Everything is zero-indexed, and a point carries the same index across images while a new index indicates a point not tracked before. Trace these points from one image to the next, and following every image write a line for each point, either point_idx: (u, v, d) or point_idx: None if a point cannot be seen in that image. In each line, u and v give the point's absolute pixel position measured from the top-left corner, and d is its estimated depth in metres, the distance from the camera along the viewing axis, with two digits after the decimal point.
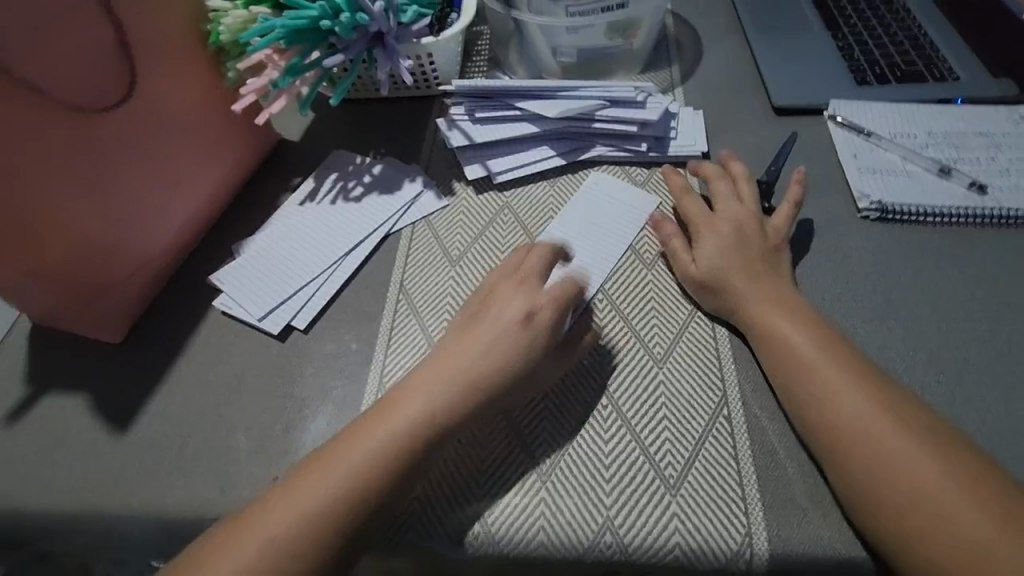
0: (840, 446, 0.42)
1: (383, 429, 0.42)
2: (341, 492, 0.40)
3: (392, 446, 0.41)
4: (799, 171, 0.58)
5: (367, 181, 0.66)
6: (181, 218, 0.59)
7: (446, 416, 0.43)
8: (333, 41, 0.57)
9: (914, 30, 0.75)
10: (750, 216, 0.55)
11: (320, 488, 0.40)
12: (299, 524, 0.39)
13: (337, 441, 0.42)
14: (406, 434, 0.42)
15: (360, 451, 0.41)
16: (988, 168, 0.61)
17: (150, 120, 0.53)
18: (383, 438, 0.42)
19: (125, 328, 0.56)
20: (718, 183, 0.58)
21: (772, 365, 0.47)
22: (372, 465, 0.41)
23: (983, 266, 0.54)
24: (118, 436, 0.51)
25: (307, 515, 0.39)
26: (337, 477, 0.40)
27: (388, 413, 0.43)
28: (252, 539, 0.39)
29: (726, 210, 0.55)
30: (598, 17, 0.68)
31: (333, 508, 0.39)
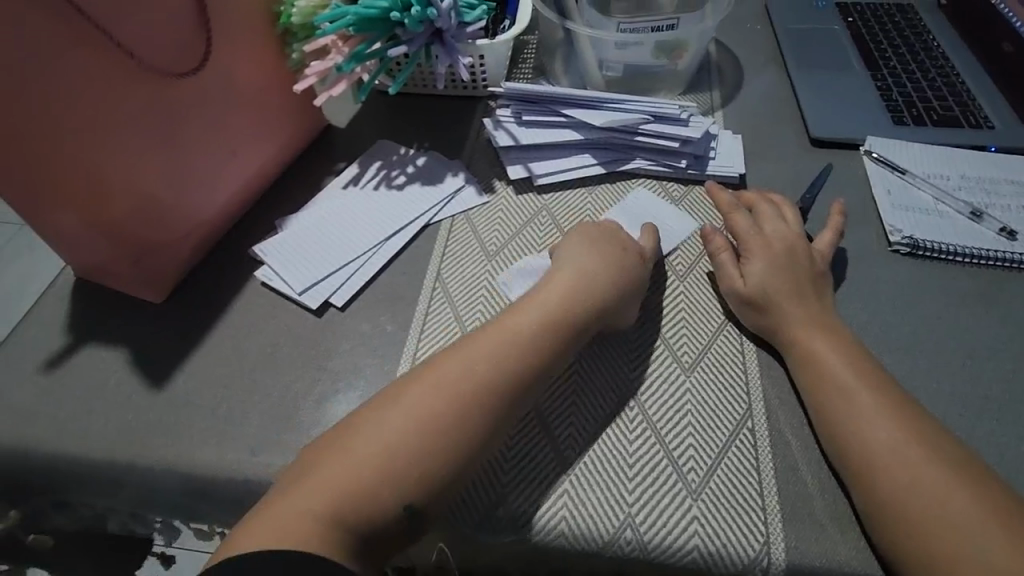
0: (867, 463, 0.43)
1: (456, 392, 0.44)
2: (411, 454, 0.41)
3: (463, 407, 0.44)
4: (839, 204, 0.60)
5: (411, 172, 0.68)
6: (233, 190, 0.61)
7: (509, 385, 0.45)
8: (399, 32, 0.59)
9: (952, 77, 0.77)
10: (795, 238, 0.56)
11: (389, 439, 0.42)
12: (371, 474, 0.40)
13: (403, 395, 0.44)
14: (470, 396, 0.44)
15: (431, 409, 0.43)
16: (1018, 216, 0.62)
17: (218, 92, 0.56)
18: (445, 400, 0.43)
19: (167, 290, 0.58)
20: (763, 205, 0.60)
21: (806, 382, 0.49)
22: (435, 425, 0.43)
23: (1010, 308, 0.56)
24: (152, 392, 0.52)
25: (378, 465, 0.41)
26: (410, 431, 0.42)
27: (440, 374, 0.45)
28: (307, 487, 0.40)
29: (773, 230, 0.57)
30: (647, 36, 0.70)
31: (406, 466, 0.41)
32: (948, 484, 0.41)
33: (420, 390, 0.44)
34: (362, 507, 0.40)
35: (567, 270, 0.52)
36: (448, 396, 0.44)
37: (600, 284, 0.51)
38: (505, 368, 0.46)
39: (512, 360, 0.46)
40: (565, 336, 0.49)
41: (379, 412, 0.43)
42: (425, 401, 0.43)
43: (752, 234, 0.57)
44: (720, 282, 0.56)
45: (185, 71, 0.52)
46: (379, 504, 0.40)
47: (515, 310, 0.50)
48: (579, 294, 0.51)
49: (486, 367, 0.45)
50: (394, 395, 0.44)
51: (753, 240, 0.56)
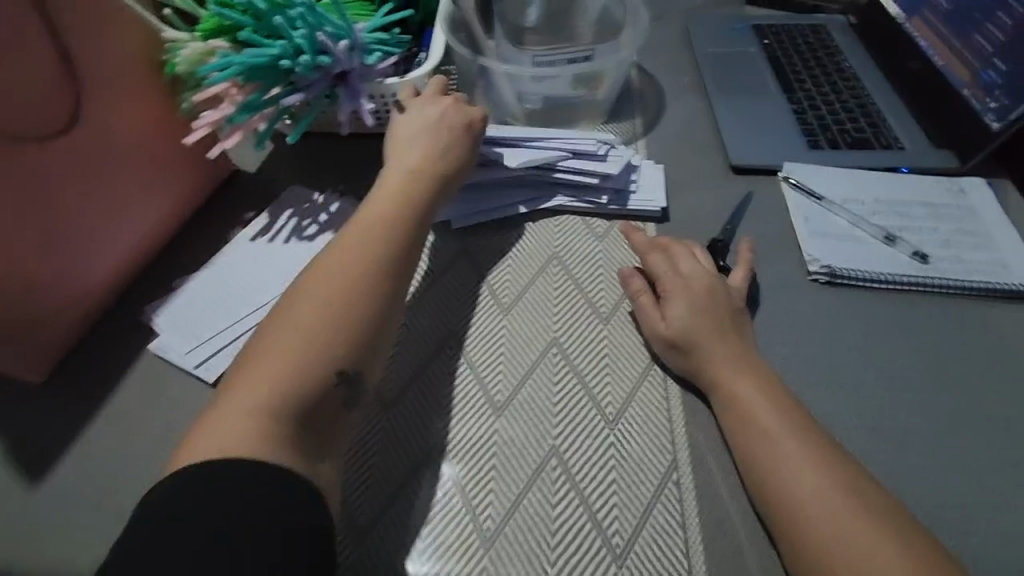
0: (789, 510, 0.42)
1: (275, 360, 0.41)
2: (321, 337, 0.42)
3: (296, 367, 0.41)
4: (749, 242, 0.61)
5: (324, 220, 0.64)
6: (124, 251, 0.57)
7: (363, 269, 0.46)
8: (294, 79, 0.56)
9: (864, 98, 0.78)
10: (712, 278, 0.56)
11: (241, 399, 0.39)
12: (286, 374, 0.41)
13: (256, 359, 0.42)
14: (300, 348, 0.42)
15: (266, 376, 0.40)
16: (931, 239, 0.63)
17: (96, 150, 0.52)
18: (317, 291, 0.44)
19: (47, 368, 0.53)
20: (677, 246, 0.58)
21: (730, 425, 0.48)
22: (325, 317, 0.43)
23: (925, 334, 0.56)
24: (33, 486, 0.48)
25: (288, 365, 0.41)
26: (287, 362, 0.41)
27: (316, 273, 0.46)
28: (246, 390, 0.40)
29: (690, 269, 0.56)
30: (564, 69, 0.69)
31: (314, 364, 0.41)
32: (869, 532, 0.40)
33: (267, 353, 0.42)
34: (294, 391, 0.40)
35: (408, 161, 0.55)
36: (328, 296, 0.44)
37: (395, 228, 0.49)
38: (350, 280, 0.45)
39: (322, 306, 0.44)
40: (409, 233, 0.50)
41: (245, 376, 0.41)
42: (307, 314, 0.43)
43: (672, 275, 0.56)
44: (641, 323, 0.55)
45: (50, 131, 0.48)
46: (310, 376, 0.41)
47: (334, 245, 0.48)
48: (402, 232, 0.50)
49: (343, 281, 0.45)
50: (245, 369, 0.41)
51: (671, 283, 0.55)
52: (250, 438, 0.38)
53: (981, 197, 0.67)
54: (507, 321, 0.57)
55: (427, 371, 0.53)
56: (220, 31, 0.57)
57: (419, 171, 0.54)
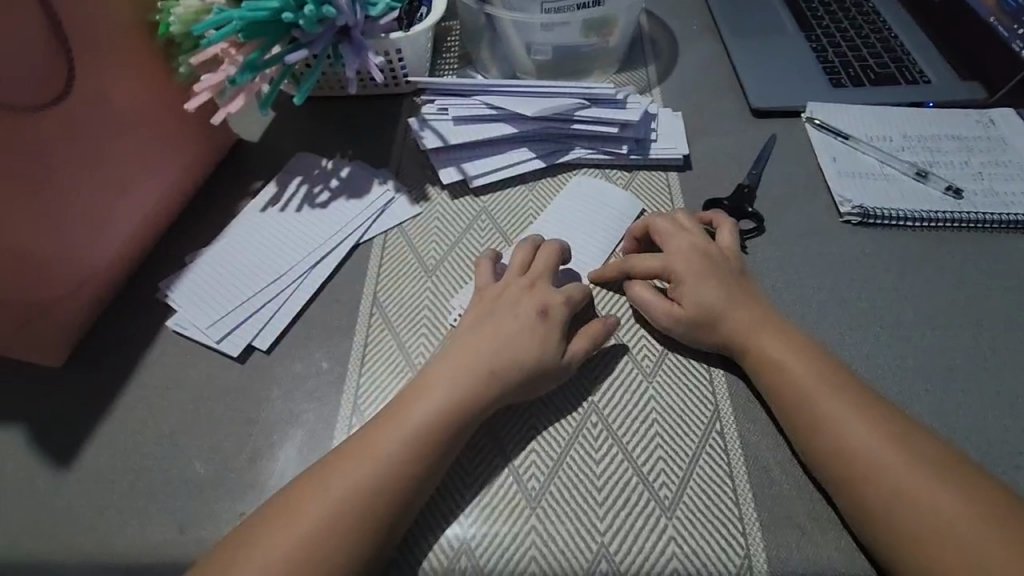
0: (829, 451, 0.41)
1: (356, 479, 0.39)
2: (336, 533, 0.37)
3: (315, 551, 0.37)
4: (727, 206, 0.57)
5: (335, 186, 0.62)
6: (132, 228, 0.54)
7: (395, 452, 0.40)
8: (296, 34, 0.53)
9: (884, 32, 0.75)
10: (706, 247, 0.51)
11: (302, 518, 0.38)
12: (289, 559, 0.36)
13: (285, 504, 0.39)
14: (389, 485, 0.39)
15: (337, 492, 0.38)
16: (962, 172, 0.61)
17: (93, 119, 0.49)
18: (353, 468, 0.39)
19: (65, 351, 0.51)
20: (657, 220, 0.54)
21: (753, 368, 0.46)
22: (353, 504, 0.38)
23: (962, 271, 0.55)
24: (61, 471, 0.46)
25: (302, 557, 0.36)
26: (292, 544, 0.37)
27: (359, 448, 0.40)
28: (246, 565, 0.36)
29: (680, 245, 0.51)
30: (574, 14, 0.65)
31: (319, 558, 0.37)
32: (925, 469, 0.39)
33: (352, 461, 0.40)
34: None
35: (477, 343, 0.45)
36: (360, 467, 0.39)
37: (529, 346, 0.45)
38: (383, 462, 0.40)
39: (426, 433, 0.41)
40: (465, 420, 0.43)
41: (319, 487, 0.39)
42: (338, 489, 0.39)
43: (663, 259, 0.51)
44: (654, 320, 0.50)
45: (44, 101, 0.45)
46: (313, 558, 0.36)
47: (402, 402, 0.43)
48: (532, 349, 0.45)
49: (375, 459, 0.40)
50: (320, 473, 0.40)
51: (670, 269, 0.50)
52: None
53: (1010, 126, 0.65)
54: None
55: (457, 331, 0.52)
56: None
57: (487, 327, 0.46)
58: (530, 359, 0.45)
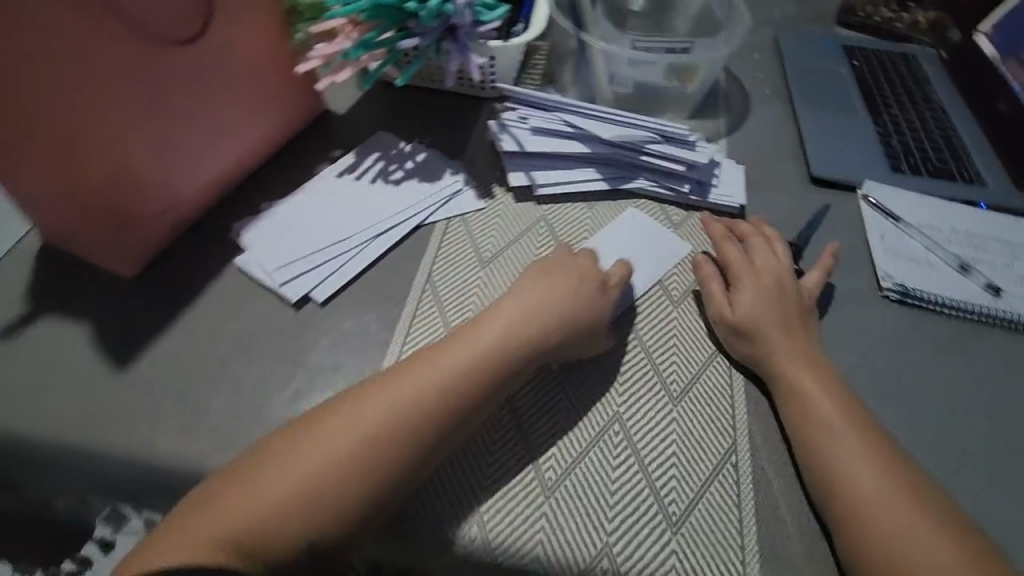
0: (841, 491, 0.44)
1: (368, 420, 0.41)
2: (347, 452, 0.40)
3: (337, 473, 0.40)
4: (834, 246, 0.61)
5: (410, 167, 0.66)
6: (222, 168, 0.58)
7: (448, 394, 0.44)
8: (411, 24, 0.58)
9: (948, 130, 0.78)
10: (785, 272, 0.56)
11: (325, 445, 0.40)
12: (319, 478, 0.39)
13: (308, 433, 0.41)
14: (419, 412, 0.43)
15: (375, 425, 0.41)
16: (1004, 274, 0.63)
17: (215, 63, 0.53)
18: (375, 406, 0.42)
19: (140, 265, 0.55)
20: (755, 236, 0.60)
21: (783, 400, 0.50)
22: (378, 428, 0.41)
23: (991, 363, 0.56)
24: (116, 372, 0.49)
25: (335, 474, 0.39)
26: (318, 463, 0.40)
27: (384, 383, 0.44)
28: (280, 475, 0.39)
29: (763, 260, 0.57)
30: (662, 57, 0.69)
31: (344, 476, 0.40)
32: (928, 533, 0.41)
33: (354, 406, 0.42)
34: (323, 502, 0.39)
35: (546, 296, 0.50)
36: (385, 411, 0.42)
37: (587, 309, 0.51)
38: (412, 402, 0.43)
39: (467, 376, 0.45)
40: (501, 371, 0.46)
41: (353, 412, 0.42)
42: (359, 423, 0.41)
43: (742, 261, 0.57)
44: (709, 308, 0.56)
45: (181, 39, 0.49)
46: (341, 486, 0.39)
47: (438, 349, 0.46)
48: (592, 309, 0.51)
49: (401, 404, 0.42)
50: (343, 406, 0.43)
51: (744, 271, 0.56)
52: (268, 517, 0.38)
53: None
54: (615, 369, 0.52)
55: None
56: None
57: (532, 313, 0.49)
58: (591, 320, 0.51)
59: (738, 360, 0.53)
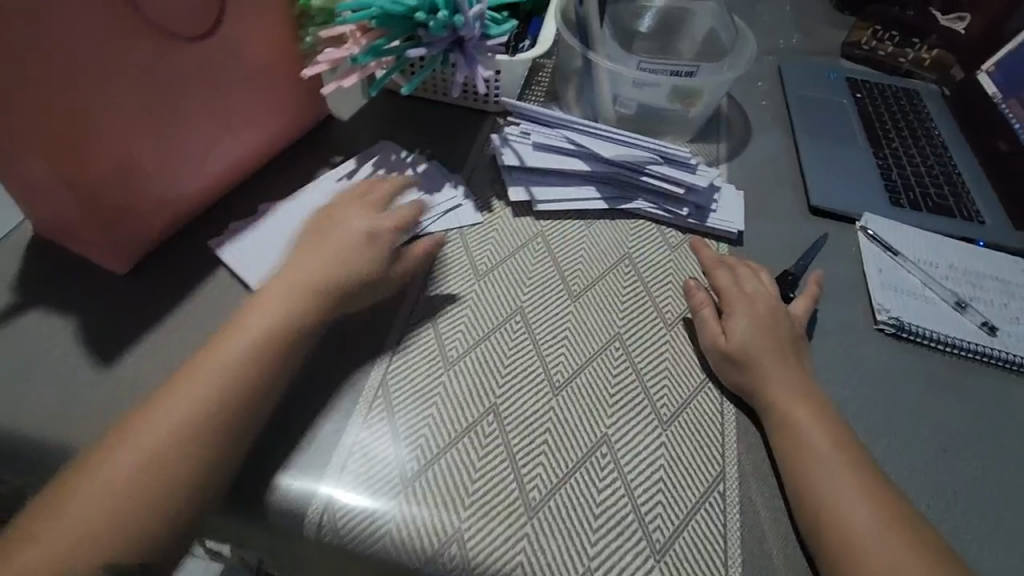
0: (830, 520, 0.43)
1: (225, 358, 0.43)
2: (178, 431, 0.40)
3: (164, 461, 0.39)
4: (818, 275, 0.62)
5: (409, 176, 0.66)
6: (222, 169, 0.58)
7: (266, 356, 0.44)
8: (421, 34, 0.58)
9: (949, 167, 0.79)
10: (775, 302, 0.57)
11: (158, 431, 0.40)
12: (163, 458, 0.39)
13: (141, 424, 0.40)
14: (240, 381, 0.43)
15: (206, 398, 0.42)
16: (1000, 313, 0.63)
17: (224, 64, 0.53)
18: (203, 384, 0.42)
19: (134, 262, 0.54)
20: (743, 268, 0.60)
21: (773, 429, 0.49)
22: (208, 403, 0.41)
23: (986, 403, 0.56)
24: (99, 368, 0.49)
25: (174, 453, 0.40)
26: (160, 449, 0.39)
27: (206, 362, 0.43)
28: (121, 471, 0.39)
29: (753, 290, 0.57)
30: (666, 79, 0.70)
31: (192, 459, 0.40)
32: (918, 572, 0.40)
33: (186, 387, 0.42)
34: (179, 479, 0.39)
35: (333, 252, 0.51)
36: (203, 391, 0.42)
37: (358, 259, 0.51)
38: (235, 374, 0.43)
39: (273, 333, 0.45)
40: (302, 332, 0.46)
41: (183, 389, 0.42)
42: (191, 402, 0.41)
43: (735, 290, 0.57)
44: (701, 335, 0.55)
45: (190, 36, 0.49)
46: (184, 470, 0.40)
47: (234, 327, 0.45)
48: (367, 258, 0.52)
49: (203, 383, 0.42)
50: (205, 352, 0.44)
51: (737, 299, 0.56)
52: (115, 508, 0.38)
53: None
54: (603, 390, 0.52)
55: (487, 343, 0.54)
56: None
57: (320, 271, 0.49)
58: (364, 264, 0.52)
59: (731, 389, 0.53)
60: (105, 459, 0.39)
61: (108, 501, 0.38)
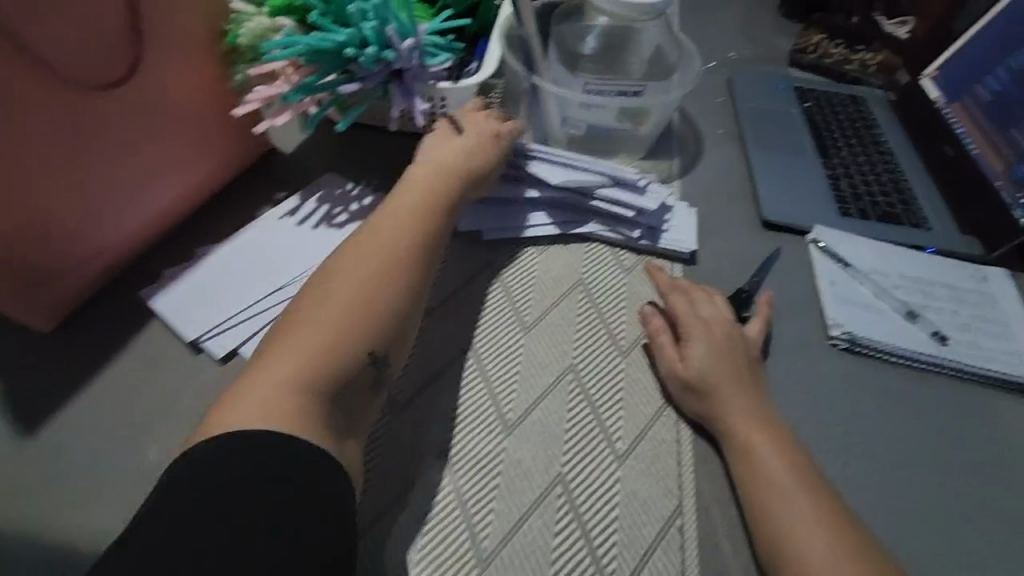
0: (790, 556, 0.43)
1: (303, 334, 0.43)
2: (292, 379, 0.40)
3: (282, 405, 0.39)
4: (767, 295, 0.61)
5: (354, 210, 0.64)
6: (154, 214, 0.56)
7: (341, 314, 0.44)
8: (353, 68, 0.56)
9: (897, 174, 0.80)
10: (731, 324, 0.56)
11: (263, 388, 0.40)
12: (276, 406, 0.39)
13: (251, 385, 0.40)
14: (334, 331, 0.43)
15: (299, 351, 0.42)
16: (951, 320, 0.63)
17: (145, 108, 0.51)
18: (299, 338, 0.43)
19: (60, 317, 0.52)
20: (700, 293, 0.58)
21: (734, 457, 0.48)
22: (314, 355, 0.42)
23: (938, 415, 0.57)
24: (24, 438, 0.46)
25: (287, 393, 0.40)
26: (276, 396, 0.39)
27: (292, 325, 0.44)
28: (238, 422, 0.38)
29: (709, 314, 0.56)
30: (613, 100, 0.69)
31: (305, 397, 0.40)
32: None
33: (279, 353, 0.42)
34: (303, 414, 0.39)
35: (402, 206, 0.53)
36: (302, 350, 0.42)
37: (416, 207, 0.53)
38: (329, 324, 0.43)
39: (352, 288, 0.46)
40: (390, 282, 0.47)
41: (275, 353, 0.42)
42: (296, 357, 0.41)
43: (692, 316, 0.56)
44: (658, 361, 0.54)
45: (100, 84, 0.47)
46: (301, 407, 0.39)
47: (309, 292, 0.46)
48: (427, 203, 0.54)
49: (302, 342, 0.42)
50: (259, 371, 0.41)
51: (693, 324, 0.55)
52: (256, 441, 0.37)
53: (1002, 287, 0.68)
54: (556, 427, 0.51)
55: (438, 383, 0.52)
56: (287, 10, 0.58)
57: (397, 227, 0.51)
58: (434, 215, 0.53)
59: (688, 415, 0.52)
60: (226, 420, 0.38)
61: (243, 436, 0.37)
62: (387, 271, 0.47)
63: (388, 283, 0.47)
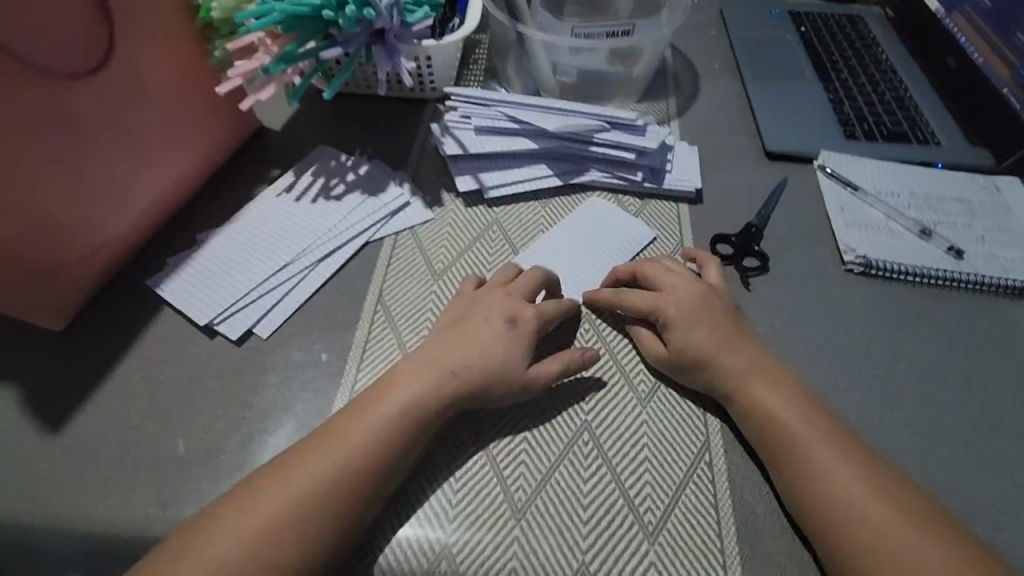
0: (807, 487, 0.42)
1: (328, 464, 0.39)
2: (296, 506, 0.37)
3: (269, 544, 0.36)
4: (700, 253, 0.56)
5: (351, 180, 0.62)
6: (150, 202, 0.55)
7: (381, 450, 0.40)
8: (334, 32, 0.55)
9: (901, 91, 0.77)
10: (703, 290, 0.51)
11: (272, 500, 0.38)
12: (270, 537, 0.36)
13: (253, 494, 0.38)
14: (356, 461, 0.39)
15: (316, 477, 0.39)
16: (966, 235, 0.62)
17: (124, 93, 0.50)
18: (335, 458, 0.39)
19: (69, 316, 0.51)
20: (652, 270, 0.53)
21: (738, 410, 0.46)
22: (321, 492, 0.38)
23: (959, 330, 0.56)
24: (49, 436, 0.46)
25: (274, 533, 0.37)
26: (274, 530, 0.37)
27: (321, 445, 0.40)
28: (211, 550, 0.36)
29: (669, 287, 0.51)
30: (602, 42, 0.66)
31: (296, 539, 0.37)
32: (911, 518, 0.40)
33: (299, 467, 0.39)
34: (287, 558, 0.36)
35: (452, 341, 0.46)
36: (319, 469, 0.39)
37: (477, 339, 0.46)
38: (353, 452, 0.40)
39: (383, 434, 0.41)
40: (425, 420, 0.42)
41: (296, 465, 0.39)
42: (308, 480, 0.38)
43: (652, 299, 0.51)
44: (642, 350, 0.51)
45: (76, 71, 0.45)
46: (296, 548, 0.37)
47: (359, 406, 0.42)
48: (477, 327, 0.47)
49: (327, 465, 0.39)
50: (221, 514, 0.38)
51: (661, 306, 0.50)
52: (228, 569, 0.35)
53: (1015, 195, 0.67)
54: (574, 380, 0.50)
55: None
56: None
57: (437, 377, 0.44)
58: (496, 348, 0.46)
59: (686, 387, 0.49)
60: (211, 534, 0.37)
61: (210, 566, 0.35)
62: (435, 385, 0.43)
63: (430, 399, 0.43)
